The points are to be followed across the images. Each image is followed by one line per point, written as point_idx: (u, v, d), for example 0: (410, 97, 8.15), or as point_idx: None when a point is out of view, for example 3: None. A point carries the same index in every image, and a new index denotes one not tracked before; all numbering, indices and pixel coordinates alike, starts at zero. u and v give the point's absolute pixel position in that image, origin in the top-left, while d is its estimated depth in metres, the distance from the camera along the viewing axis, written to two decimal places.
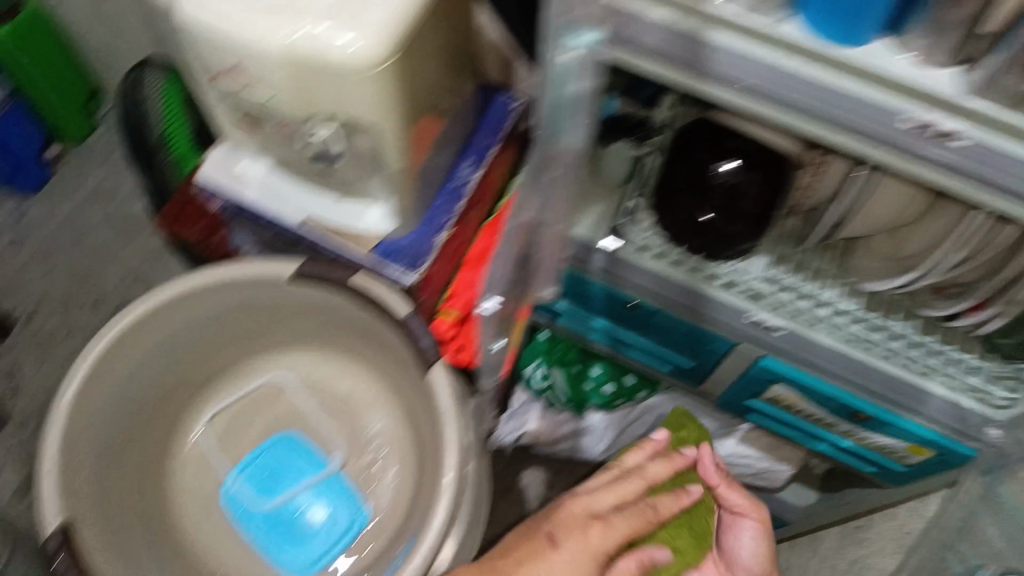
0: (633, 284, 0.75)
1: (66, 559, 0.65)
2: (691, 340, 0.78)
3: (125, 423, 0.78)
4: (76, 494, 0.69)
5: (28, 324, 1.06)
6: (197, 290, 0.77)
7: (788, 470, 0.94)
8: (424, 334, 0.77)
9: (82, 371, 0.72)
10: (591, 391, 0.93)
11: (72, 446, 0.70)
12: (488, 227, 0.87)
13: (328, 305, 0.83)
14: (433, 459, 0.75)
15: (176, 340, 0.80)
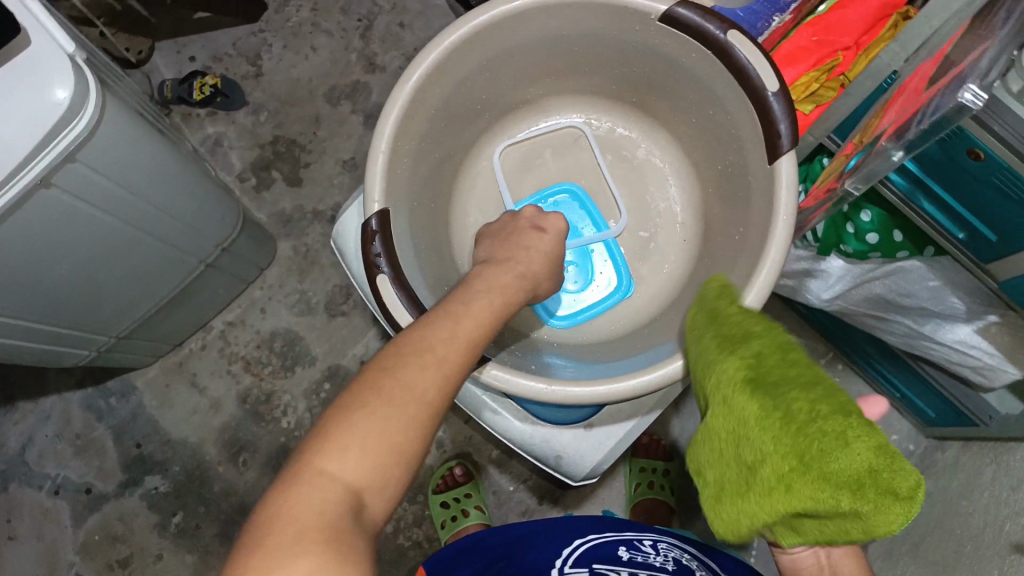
0: (995, 130, 0.64)
1: (382, 245, 0.66)
2: (1021, 211, 0.70)
3: (439, 128, 0.76)
4: (395, 181, 0.70)
5: (280, 8, 1.13)
6: (546, 7, 0.69)
7: (1015, 375, 0.86)
8: (787, 113, 0.65)
9: (428, 59, 0.68)
10: (852, 233, 0.92)
11: (404, 131, 0.69)
12: (809, 25, 0.80)
13: (681, 60, 0.72)
14: (747, 252, 0.69)
15: (505, 56, 0.75)
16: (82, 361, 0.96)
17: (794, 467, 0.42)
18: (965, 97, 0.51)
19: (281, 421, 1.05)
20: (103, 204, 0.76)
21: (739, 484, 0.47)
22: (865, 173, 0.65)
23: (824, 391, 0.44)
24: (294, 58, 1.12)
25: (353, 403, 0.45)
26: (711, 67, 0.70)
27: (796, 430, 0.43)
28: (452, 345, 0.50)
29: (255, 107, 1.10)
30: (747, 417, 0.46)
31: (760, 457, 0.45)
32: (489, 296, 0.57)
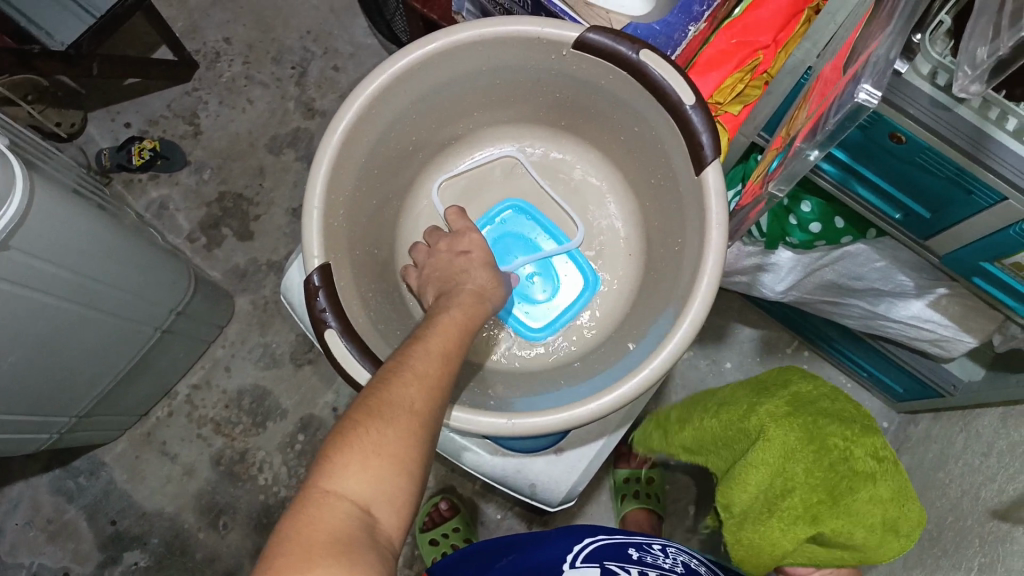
0: (911, 114, 0.65)
1: (326, 299, 0.66)
2: (946, 188, 0.72)
3: (374, 171, 0.77)
4: (333, 235, 0.70)
5: (211, 64, 1.13)
6: (460, 47, 0.70)
7: (971, 343, 0.89)
8: (704, 121, 0.66)
9: (350, 110, 0.68)
10: (795, 224, 0.91)
11: (335, 183, 0.69)
12: (727, 28, 0.83)
13: (598, 82, 0.74)
14: (685, 263, 0.71)
15: (431, 94, 0.76)
16: (44, 445, 0.94)
17: (836, 509, 0.55)
18: (861, 98, 0.48)
19: (258, 478, 1.03)
20: (46, 286, 0.75)
21: (790, 529, 0.57)
22: (787, 172, 0.62)
23: (864, 443, 0.57)
24: (231, 113, 1.12)
25: (353, 422, 0.48)
26: (627, 85, 0.71)
27: (824, 472, 0.56)
28: (429, 362, 0.54)
29: (198, 165, 1.10)
30: (779, 450, 0.57)
31: (819, 513, 0.56)
32: (454, 317, 0.61)
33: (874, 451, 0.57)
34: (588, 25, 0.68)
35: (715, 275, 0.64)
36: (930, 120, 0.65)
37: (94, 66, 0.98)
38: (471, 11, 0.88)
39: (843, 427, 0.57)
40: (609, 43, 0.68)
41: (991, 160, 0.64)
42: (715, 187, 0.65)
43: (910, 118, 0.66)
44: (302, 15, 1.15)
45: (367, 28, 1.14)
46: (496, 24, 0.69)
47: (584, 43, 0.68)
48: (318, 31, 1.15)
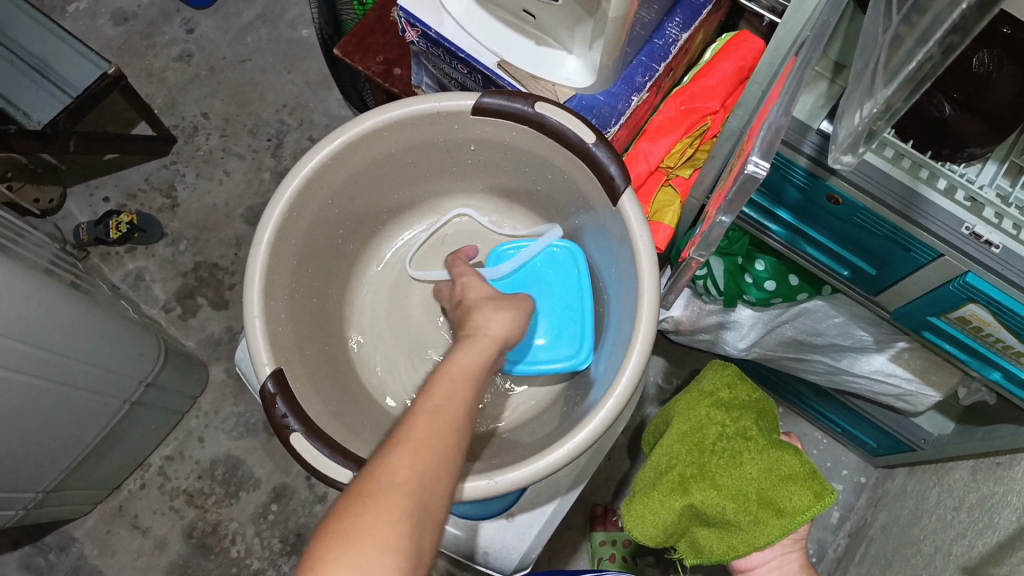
0: (845, 176, 0.67)
1: (285, 405, 0.66)
2: (887, 247, 0.74)
3: (320, 240, 0.78)
4: (277, 318, 0.71)
5: (189, 138, 1.17)
6: (394, 125, 0.73)
7: (935, 397, 0.90)
8: (612, 161, 0.70)
9: (284, 196, 0.70)
10: (751, 283, 0.94)
11: (276, 269, 0.71)
12: (675, 96, 0.87)
13: (511, 142, 0.76)
14: (623, 317, 0.73)
15: (372, 167, 0.78)
16: (12, 521, 0.92)
17: (702, 478, 0.70)
18: (750, 169, 0.51)
19: (231, 551, 1.02)
20: (11, 361, 0.75)
21: (668, 503, 0.71)
22: (706, 238, 0.65)
23: (740, 423, 0.73)
24: (208, 185, 1.14)
25: (349, 508, 0.44)
26: (537, 141, 0.74)
27: (710, 451, 0.71)
28: (430, 431, 0.50)
29: (174, 237, 1.12)
30: (676, 433, 0.75)
31: (691, 478, 0.71)
32: (457, 376, 0.57)
33: (746, 429, 0.72)
34: (483, 92, 0.71)
35: (647, 341, 0.66)
36: (863, 181, 0.67)
37: (70, 143, 1.00)
38: (431, 84, 0.91)
39: (724, 414, 0.74)
40: (509, 105, 0.71)
41: (922, 215, 0.65)
42: (633, 216, 0.69)
43: (843, 181, 0.68)
44: (279, 89, 1.19)
45: (342, 100, 1.18)
46: (422, 101, 0.72)
47: (484, 105, 0.71)
48: (293, 104, 1.18)
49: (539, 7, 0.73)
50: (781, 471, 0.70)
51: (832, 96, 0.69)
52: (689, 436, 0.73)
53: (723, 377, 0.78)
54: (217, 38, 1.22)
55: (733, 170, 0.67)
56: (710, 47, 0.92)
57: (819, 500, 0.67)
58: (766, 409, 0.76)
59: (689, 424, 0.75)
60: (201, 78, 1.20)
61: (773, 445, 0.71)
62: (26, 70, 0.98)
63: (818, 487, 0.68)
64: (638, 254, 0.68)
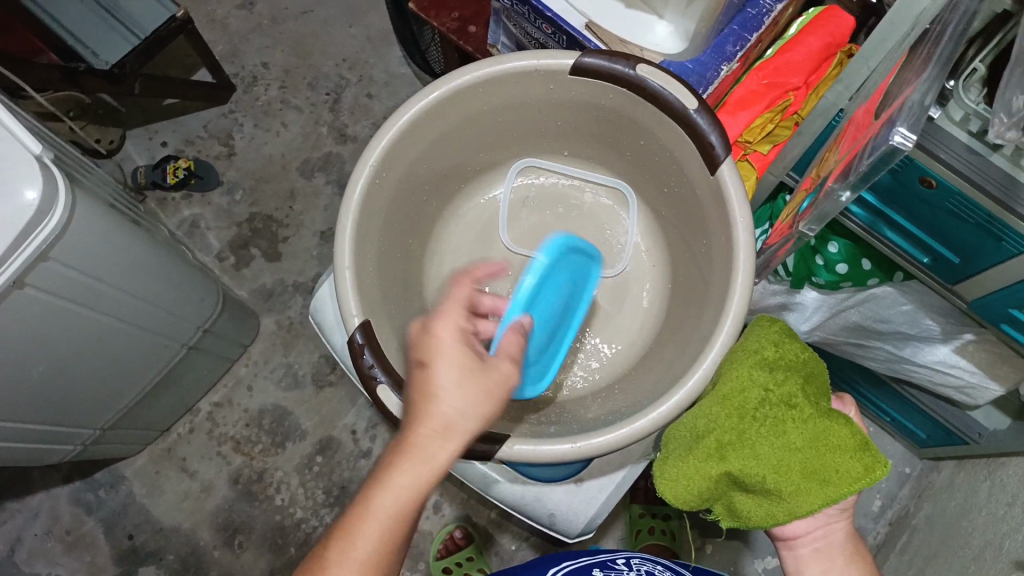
0: (944, 160, 0.67)
1: (373, 357, 0.67)
2: (976, 236, 0.73)
3: (410, 191, 0.79)
4: (365, 271, 0.71)
5: (249, 87, 1.18)
6: (492, 79, 0.73)
7: (998, 392, 0.88)
8: (713, 127, 0.68)
9: (379, 145, 0.70)
10: (822, 264, 0.94)
11: (367, 217, 0.71)
12: (759, 69, 0.85)
13: (603, 103, 0.76)
14: (713, 287, 0.72)
15: (461, 124, 0.78)
16: (67, 456, 0.94)
17: (740, 446, 0.61)
18: (895, 141, 0.50)
19: (276, 499, 1.03)
20: (80, 298, 0.76)
21: (702, 473, 0.62)
22: (817, 212, 0.63)
23: (786, 387, 0.62)
24: (266, 135, 1.16)
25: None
26: (634, 103, 0.73)
27: (750, 419, 0.61)
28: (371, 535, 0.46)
29: (230, 185, 1.13)
30: (715, 398, 0.65)
31: (727, 450, 0.61)
32: (421, 453, 0.47)
33: (791, 395, 0.61)
34: (584, 50, 0.71)
35: (743, 306, 0.66)
36: (963, 166, 0.67)
37: (135, 86, 0.99)
38: (506, 43, 0.91)
39: (767, 375, 0.63)
40: (611, 65, 0.70)
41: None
42: (732, 182, 0.68)
43: (944, 164, 0.68)
44: (340, 43, 1.20)
45: (402, 58, 1.19)
46: (518, 59, 0.71)
47: (584, 63, 0.71)
48: (353, 59, 1.19)
49: None
50: (828, 441, 0.59)
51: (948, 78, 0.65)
52: (727, 404, 0.63)
53: (770, 334, 0.67)
54: None
55: (852, 142, 0.65)
56: (797, 20, 0.90)
57: (868, 475, 0.58)
58: (815, 370, 0.64)
59: (727, 387, 0.64)
60: (263, 27, 1.21)
61: (823, 413, 0.60)
62: (98, 11, 0.99)
63: (868, 461, 0.58)
64: (735, 225, 0.68)
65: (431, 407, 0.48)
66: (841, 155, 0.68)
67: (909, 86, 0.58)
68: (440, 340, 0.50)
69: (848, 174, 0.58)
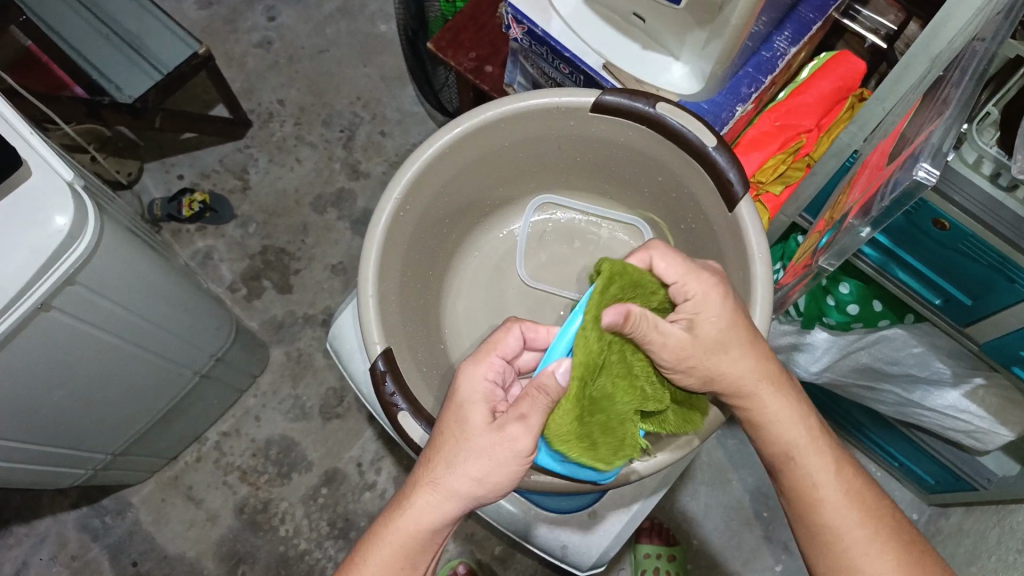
0: (956, 200, 0.67)
1: (394, 385, 0.69)
2: (988, 277, 0.73)
3: (432, 221, 0.81)
4: (386, 302, 0.73)
5: (264, 124, 1.21)
6: (512, 117, 0.74)
7: (1008, 437, 0.87)
8: (733, 166, 0.70)
9: (402, 181, 0.72)
10: (833, 305, 0.94)
11: (390, 248, 0.74)
12: (772, 111, 0.87)
13: (620, 141, 0.77)
14: None
15: (483, 159, 0.79)
16: (78, 481, 0.96)
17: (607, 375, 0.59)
18: (919, 176, 0.52)
19: (280, 529, 1.05)
20: (102, 322, 0.78)
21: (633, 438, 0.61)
22: (839, 247, 0.64)
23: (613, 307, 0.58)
24: (280, 170, 1.18)
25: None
26: (653, 142, 0.75)
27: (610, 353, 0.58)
28: (387, 561, 0.52)
29: (244, 219, 1.16)
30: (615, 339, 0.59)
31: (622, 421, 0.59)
32: (419, 509, 0.52)
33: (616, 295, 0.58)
34: (604, 90, 0.73)
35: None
36: (976, 209, 0.67)
37: (156, 119, 1.03)
38: (523, 83, 0.93)
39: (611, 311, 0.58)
40: (631, 105, 0.72)
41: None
42: (752, 221, 0.69)
43: (956, 207, 0.68)
44: (354, 82, 1.23)
45: (415, 97, 1.22)
46: (543, 96, 0.73)
47: (604, 102, 0.72)
48: (367, 97, 1.22)
49: (654, 10, 0.75)
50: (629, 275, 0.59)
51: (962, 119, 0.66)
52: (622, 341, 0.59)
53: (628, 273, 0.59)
54: (296, 27, 1.27)
55: (869, 180, 0.67)
56: (808, 64, 0.91)
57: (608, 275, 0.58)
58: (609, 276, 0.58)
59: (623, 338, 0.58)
60: (279, 65, 1.25)
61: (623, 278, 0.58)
62: (121, 48, 1.02)
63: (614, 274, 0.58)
64: (753, 262, 0.69)
65: (461, 430, 0.53)
66: (856, 197, 0.69)
67: (929, 125, 0.59)
68: (463, 393, 0.54)
69: (868, 210, 0.60)
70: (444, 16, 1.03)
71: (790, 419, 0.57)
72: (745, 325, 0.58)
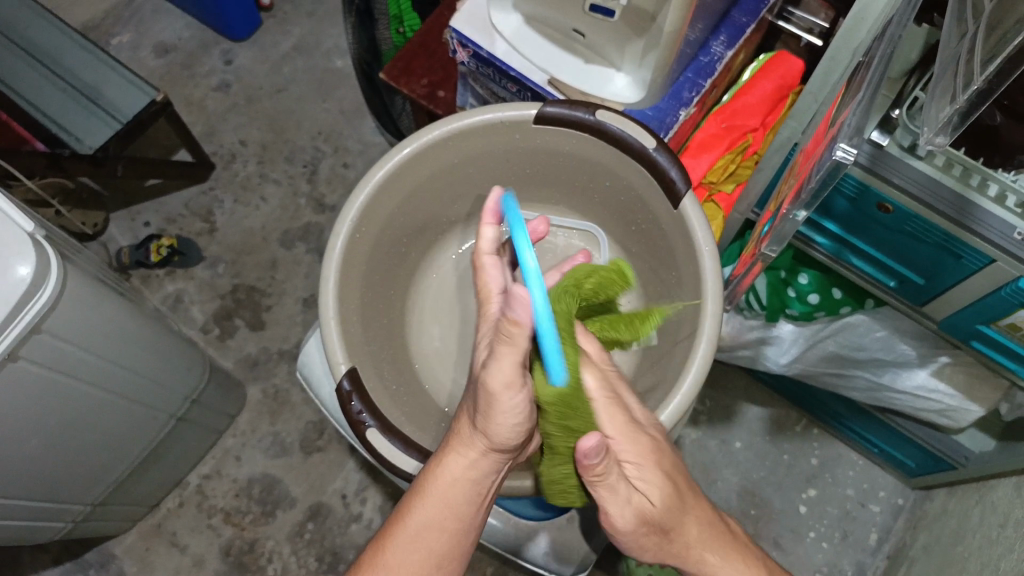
0: (896, 183, 0.69)
1: (361, 402, 0.71)
2: (936, 255, 0.75)
3: (391, 239, 0.82)
4: (350, 323, 0.74)
5: (227, 165, 1.23)
6: (459, 135, 0.77)
7: (979, 413, 0.88)
8: (673, 164, 0.72)
9: (356, 204, 0.74)
10: (794, 296, 0.95)
11: (349, 270, 0.75)
12: (717, 113, 0.90)
13: (566, 149, 0.79)
14: (685, 320, 0.74)
15: (435, 178, 0.81)
16: (58, 535, 0.94)
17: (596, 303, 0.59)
18: (838, 155, 0.51)
19: (267, 569, 1.03)
20: (72, 370, 0.78)
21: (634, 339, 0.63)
22: (777, 233, 0.65)
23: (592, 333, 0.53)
24: (246, 210, 1.20)
25: None
26: (597, 148, 0.77)
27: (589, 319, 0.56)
28: (429, 514, 0.54)
29: (212, 260, 1.17)
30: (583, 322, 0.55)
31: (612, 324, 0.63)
32: (442, 477, 0.56)
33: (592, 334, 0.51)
34: (544, 102, 0.75)
35: (712, 341, 0.67)
36: (917, 190, 0.68)
37: (118, 168, 1.05)
38: (474, 104, 0.96)
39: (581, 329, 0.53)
40: (571, 114, 0.74)
41: (980, 227, 0.66)
42: (696, 215, 0.71)
43: (895, 188, 0.70)
44: (314, 117, 1.26)
45: (375, 127, 1.25)
46: (486, 112, 0.76)
47: (545, 113, 0.75)
48: (328, 132, 1.25)
49: (590, 25, 0.78)
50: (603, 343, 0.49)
51: (884, 106, 0.69)
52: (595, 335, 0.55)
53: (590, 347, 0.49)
54: (254, 68, 1.30)
55: (807, 164, 0.66)
56: (749, 66, 0.95)
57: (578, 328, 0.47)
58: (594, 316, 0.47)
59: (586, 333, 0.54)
60: (239, 106, 1.27)
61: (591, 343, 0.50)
62: (79, 99, 1.04)
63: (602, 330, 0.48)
64: (701, 255, 0.71)
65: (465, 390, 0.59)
66: (795, 182, 0.70)
67: (847, 107, 0.59)
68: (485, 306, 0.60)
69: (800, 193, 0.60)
70: (395, 45, 1.08)
71: (737, 569, 0.55)
72: (684, 491, 0.56)
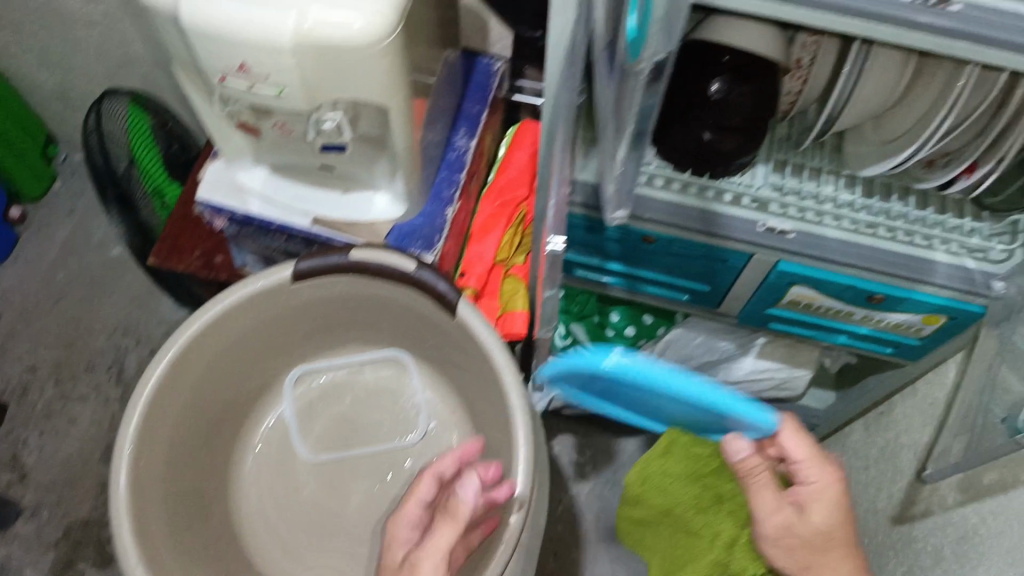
0: (650, 217, 0.75)
1: None
2: (707, 265, 0.81)
3: (187, 443, 0.79)
4: (158, 557, 0.70)
5: (22, 400, 1.15)
6: (214, 324, 0.75)
7: (807, 373, 0.96)
8: (439, 278, 0.74)
9: (126, 436, 0.70)
10: (613, 335, 1.01)
11: (141, 501, 0.71)
12: (488, 195, 0.96)
13: (338, 292, 0.79)
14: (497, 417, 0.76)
15: (210, 372, 0.79)
16: None
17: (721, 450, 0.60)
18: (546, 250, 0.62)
19: None
20: None
21: None
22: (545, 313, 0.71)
23: None
24: (56, 438, 1.12)
25: None
26: (364, 281, 0.77)
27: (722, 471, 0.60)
28: None
29: (33, 509, 1.08)
30: None
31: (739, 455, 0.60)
32: None
33: None
34: (299, 259, 0.75)
35: (527, 434, 0.69)
36: (667, 218, 0.75)
37: None
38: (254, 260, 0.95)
39: None
40: (328, 261, 0.74)
41: (927, 274, 0.71)
42: (476, 320, 0.73)
43: (649, 221, 0.75)
44: (105, 315, 1.20)
45: (173, 303, 1.20)
46: (237, 293, 0.75)
47: (306, 269, 0.75)
48: (124, 325, 1.19)
49: (333, 159, 0.78)
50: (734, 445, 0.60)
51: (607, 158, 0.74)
52: None
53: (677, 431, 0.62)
54: (26, 287, 1.23)
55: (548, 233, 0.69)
56: (502, 143, 1.01)
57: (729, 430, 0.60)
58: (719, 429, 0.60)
59: None
60: (19, 332, 1.19)
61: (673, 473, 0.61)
62: None
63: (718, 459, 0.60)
64: (491, 353, 0.72)
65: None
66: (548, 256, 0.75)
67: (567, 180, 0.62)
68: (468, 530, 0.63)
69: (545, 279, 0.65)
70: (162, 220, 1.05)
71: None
72: (838, 526, 0.64)
